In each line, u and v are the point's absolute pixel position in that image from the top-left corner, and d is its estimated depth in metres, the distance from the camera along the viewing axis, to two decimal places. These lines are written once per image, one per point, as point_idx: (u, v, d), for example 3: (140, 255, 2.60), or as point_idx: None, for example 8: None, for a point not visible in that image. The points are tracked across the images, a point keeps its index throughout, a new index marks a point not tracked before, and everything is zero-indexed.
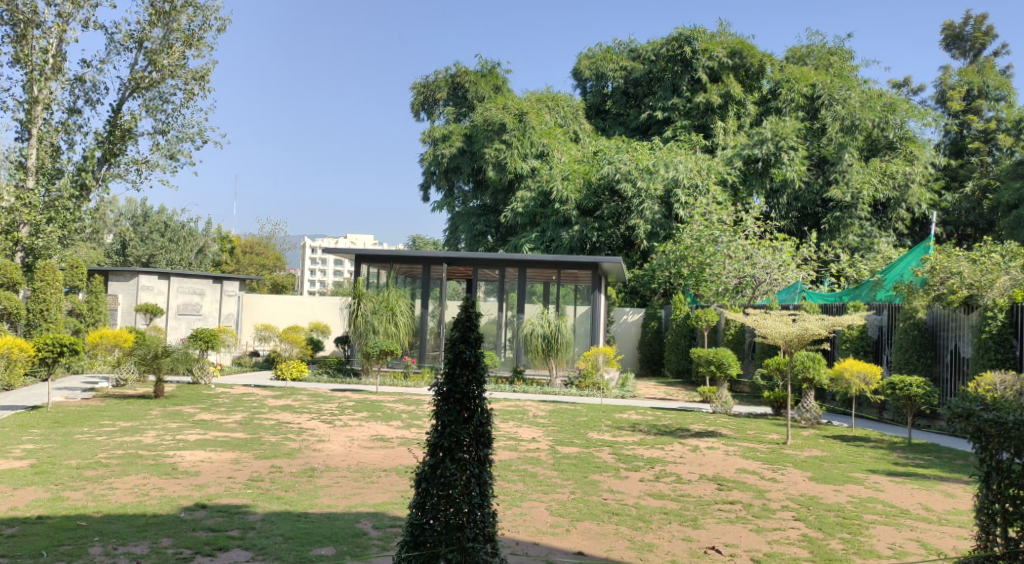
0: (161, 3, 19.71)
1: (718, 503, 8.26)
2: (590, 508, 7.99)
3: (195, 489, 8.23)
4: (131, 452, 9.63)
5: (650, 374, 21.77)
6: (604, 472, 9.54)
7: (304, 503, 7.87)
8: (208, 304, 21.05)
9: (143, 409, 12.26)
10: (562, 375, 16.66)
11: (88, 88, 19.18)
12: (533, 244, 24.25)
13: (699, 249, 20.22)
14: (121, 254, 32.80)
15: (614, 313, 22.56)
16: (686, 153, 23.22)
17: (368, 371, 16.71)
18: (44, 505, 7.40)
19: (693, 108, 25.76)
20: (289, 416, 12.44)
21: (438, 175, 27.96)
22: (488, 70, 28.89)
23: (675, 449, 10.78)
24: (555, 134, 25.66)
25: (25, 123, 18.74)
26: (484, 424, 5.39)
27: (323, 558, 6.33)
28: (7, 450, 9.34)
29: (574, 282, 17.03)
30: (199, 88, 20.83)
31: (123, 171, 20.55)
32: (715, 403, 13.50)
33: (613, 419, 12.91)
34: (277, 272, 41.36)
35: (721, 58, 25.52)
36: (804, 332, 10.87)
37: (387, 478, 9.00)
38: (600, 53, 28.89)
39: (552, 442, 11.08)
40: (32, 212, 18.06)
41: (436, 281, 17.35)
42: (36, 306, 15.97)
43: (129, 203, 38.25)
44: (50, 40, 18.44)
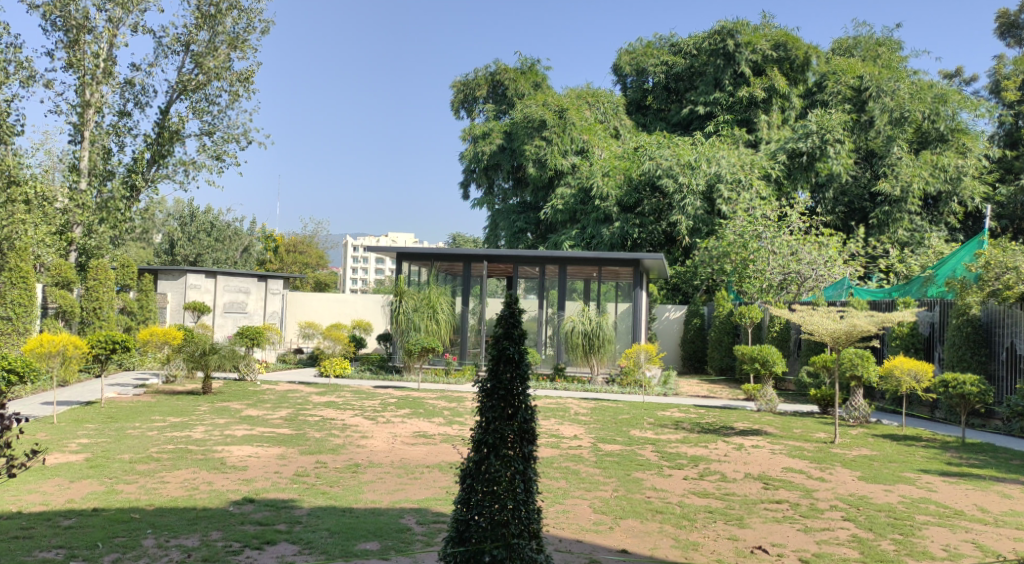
0: (207, 6, 20.08)
1: (764, 503, 8.14)
2: (633, 506, 7.94)
3: (243, 483, 8.38)
4: (181, 447, 9.84)
5: (693, 372, 21.57)
6: (647, 469, 9.47)
7: (349, 498, 7.97)
8: (253, 303, 21.45)
9: (192, 405, 12.53)
10: (604, 373, 16.58)
11: (137, 91, 19.62)
12: (573, 241, 24.21)
13: (742, 245, 19.92)
14: (169, 253, 33.57)
15: (656, 311, 22.41)
16: (728, 148, 22.93)
17: (410, 368, 16.83)
18: (99, 498, 7.60)
19: (736, 103, 25.38)
20: (333, 412, 12.58)
21: (478, 172, 28.08)
22: (528, 67, 28.93)
23: (719, 447, 10.66)
24: (595, 130, 25.55)
25: (78, 126, 19.23)
26: (529, 420, 5.38)
27: (369, 553, 6.40)
28: (63, 444, 9.62)
29: (615, 278, 16.93)
30: (244, 90, 21.18)
31: (172, 172, 20.97)
32: (759, 401, 13.30)
33: (656, 416, 12.81)
34: (319, 271, 42.04)
35: (764, 51, 25.14)
36: (852, 328, 10.64)
37: (430, 474, 9.06)
38: (641, 48, 28.71)
39: (593, 440, 11.04)
40: (85, 213, 18.81)
41: (477, 278, 17.38)
42: (89, 304, 16.45)
43: (177, 203, 39.09)
44: (101, 45, 18.91)
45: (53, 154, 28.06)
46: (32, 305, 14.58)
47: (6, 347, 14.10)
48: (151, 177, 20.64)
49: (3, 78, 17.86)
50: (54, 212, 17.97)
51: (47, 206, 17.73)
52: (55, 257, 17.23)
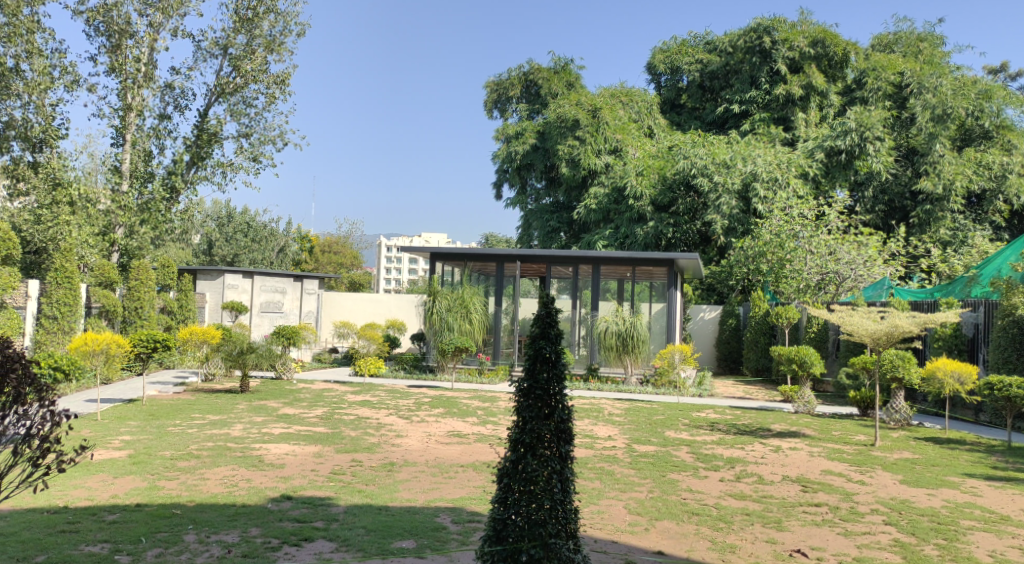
0: (244, 10, 20.42)
1: (802, 505, 8.04)
2: (669, 507, 7.88)
3: (281, 481, 8.49)
4: (220, 445, 10.00)
5: (728, 373, 21.38)
6: (682, 471, 9.40)
7: (385, 496, 8.03)
8: (290, 302, 21.89)
9: (231, 403, 12.73)
10: (638, 373, 16.45)
11: (177, 94, 19.98)
12: (607, 240, 24.14)
13: (779, 244, 19.69)
14: (207, 253, 34.14)
15: (691, 311, 22.25)
16: (765, 146, 22.69)
17: (443, 367, 16.92)
18: (142, 494, 7.75)
19: (772, 101, 25.06)
20: (368, 412, 12.69)
21: (511, 172, 28.13)
22: (561, 67, 28.89)
23: (756, 449, 10.55)
24: (629, 129, 25.42)
25: (120, 129, 19.65)
26: (566, 420, 5.37)
27: (405, 551, 6.44)
28: (107, 440, 9.82)
29: (648, 278, 16.83)
30: (280, 92, 21.44)
31: (210, 173, 21.28)
32: (797, 403, 13.13)
33: (691, 417, 12.72)
34: (354, 271, 42.48)
35: (802, 48, 24.69)
36: (893, 329, 10.45)
37: (464, 473, 9.11)
38: (675, 46, 28.53)
39: (628, 440, 10.99)
40: (127, 215, 19.27)
41: (510, 278, 17.37)
42: (131, 304, 16.79)
43: (215, 204, 39.68)
44: (142, 49, 19.30)
45: (96, 156, 28.69)
46: (77, 304, 14.89)
47: (52, 345, 14.44)
48: (190, 178, 20.95)
49: (49, 82, 18.32)
50: (97, 213, 18.50)
51: (89, 208, 18.20)
52: (99, 257, 17.62)
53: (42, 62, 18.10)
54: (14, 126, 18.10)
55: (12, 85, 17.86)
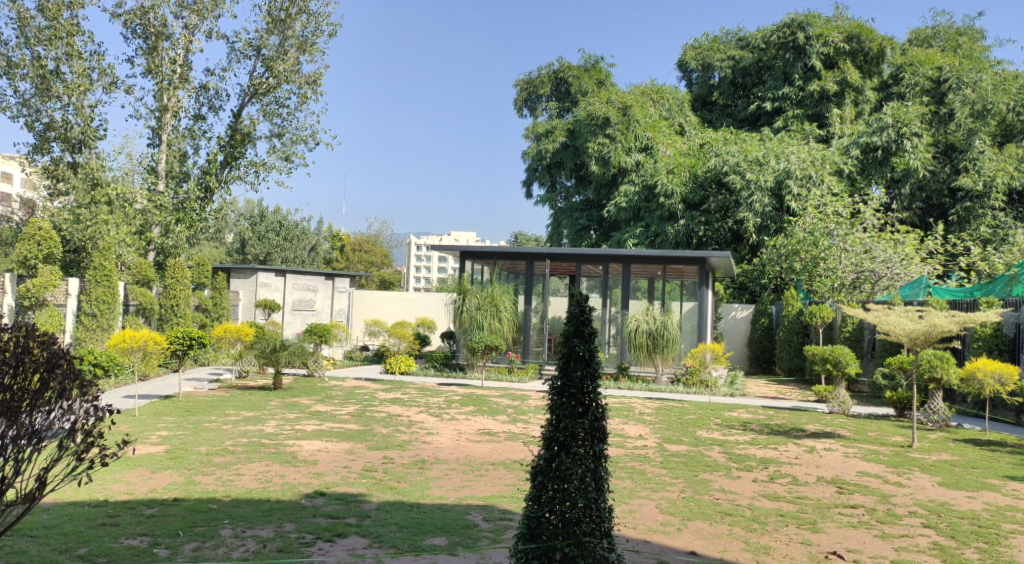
0: (277, 11, 20.64)
1: (837, 507, 7.94)
2: (702, 507, 7.83)
3: (314, 477, 8.58)
4: (254, 441, 10.12)
5: (760, 372, 21.17)
6: (715, 471, 9.33)
7: (416, 494, 8.07)
8: (321, 300, 22.16)
9: (264, 400, 12.88)
10: (669, 373, 16.35)
11: (211, 95, 20.23)
12: (637, 239, 24.03)
13: (812, 242, 19.53)
14: (240, 253, 34.57)
15: (723, 310, 22.09)
16: (799, 143, 22.48)
17: (473, 366, 16.98)
18: (179, 488, 7.88)
19: (806, 97, 24.73)
20: (399, 409, 12.76)
21: (541, 170, 28.11)
22: (592, 64, 28.80)
23: (790, 450, 10.43)
24: (659, 127, 25.25)
25: (157, 129, 19.98)
26: (599, 418, 5.35)
27: (437, 548, 6.47)
28: (145, 436, 10.00)
29: (679, 277, 16.72)
30: (312, 92, 21.64)
31: (243, 173, 21.51)
32: (831, 403, 12.97)
33: (723, 417, 12.61)
34: (385, 270, 42.61)
35: (836, 43, 24.44)
36: (932, 329, 10.27)
37: (495, 471, 9.12)
38: (707, 43, 28.24)
39: (659, 440, 10.94)
40: (163, 214, 19.58)
41: (540, 277, 17.39)
42: (167, 302, 16.98)
43: (247, 203, 40.11)
44: (178, 51, 19.58)
45: (133, 157, 29.21)
46: (115, 302, 15.15)
47: (91, 342, 14.72)
48: (224, 178, 21.17)
49: (88, 84, 18.67)
50: (134, 213, 19.02)
51: (126, 207, 18.81)
52: (136, 256, 18.40)
53: (82, 64, 18.45)
54: (54, 127, 18.43)
55: (53, 87, 18.23)
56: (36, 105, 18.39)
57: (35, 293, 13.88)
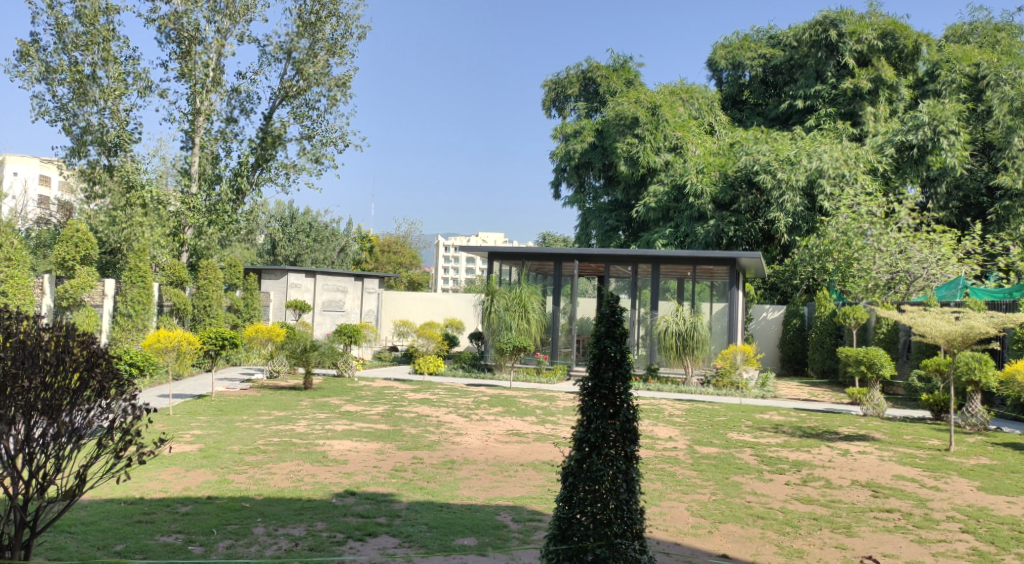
0: (307, 14, 20.82)
1: (873, 511, 7.81)
2: (733, 510, 7.77)
3: (344, 476, 8.63)
4: (286, 440, 10.22)
5: (792, 374, 20.92)
6: (746, 474, 9.23)
7: (445, 494, 8.09)
8: (350, 301, 22.33)
9: (295, 400, 13.00)
10: (698, 374, 16.21)
11: (243, 98, 20.49)
12: (667, 240, 23.90)
13: (846, 242, 19.36)
14: (271, 254, 34.93)
15: (753, 311, 21.87)
16: (831, 142, 22.16)
17: (501, 367, 16.99)
18: (213, 486, 7.98)
19: (839, 95, 24.40)
20: (428, 410, 12.80)
21: (569, 171, 28.00)
22: (620, 64, 28.64)
23: (823, 452, 10.29)
24: (689, 127, 25.07)
25: (190, 132, 20.28)
26: (631, 419, 5.32)
27: (467, 548, 6.48)
28: (179, 434, 10.15)
29: (709, 278, 16.59)
30: (342, 94, 21.81)
31: (274, 175, 21.71)
32: (866, 406, 12.76)
33: (754, 419, 12.48)
34: (413, 271, 42.85)
35: (870, 41, 23.99)
36: (969, 330, 10.06)
37: (524, 472, 9.11)
38: (737, 42, 27.97)
39: (689, 441, 10.86)
40: (196, 216, 19.84)
41: (568, 277, 17.35)
42: (200, 303, 17.25)
43: (278, 205, 40.54)
44: (210, 55, 19.86)
45: (167, 160, 29.67)
46: (150, 302, 15.39)
47: (127, 342, 14.97)
48: (256, 180, 21.40)
49: (124, 88, 18.99)
50: (168, 214, 19.33)
51: (160, 209, 19.12)
52: (170, 258, 18.72)
53: (118, 69, 18.78)
54: (91, 131, 18.80)
55: (89, 91, 18.59)
56: (74, 109, 18.72)
57: (72, 294, 14.14)
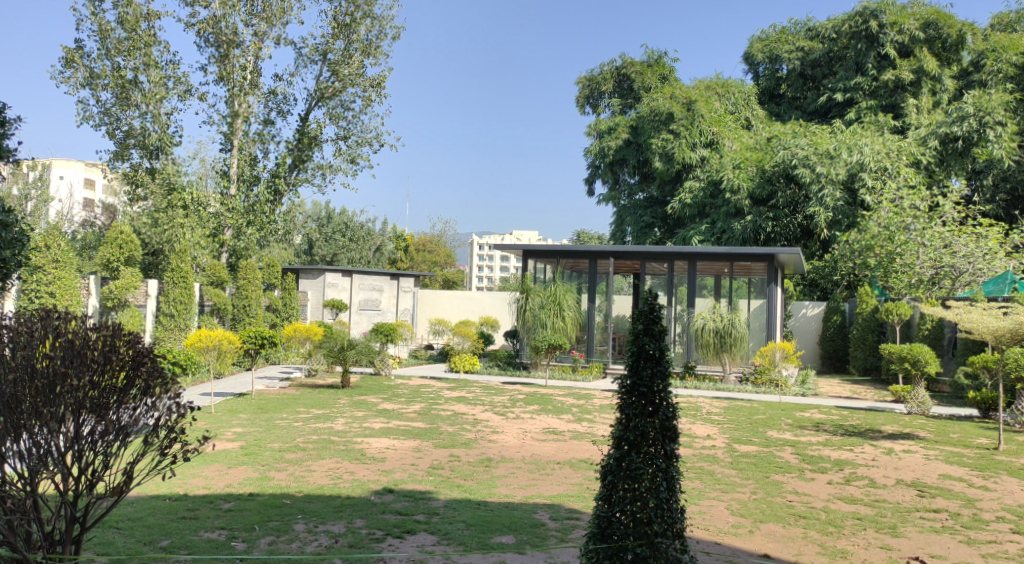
0: (342, 16, 20.99)
1: (919, 511, 7.65)
2: (774, 509, 7.65)
3: (382, 474, 8.68)
4: (325, 438, 10.32)
5: (833, 371, 20.57)
6: (787, 472, 9.09)
7: (483, 492, 8.11)
8: (386, 300, 22.45)
9: (333, 398, 13.13)
10: (737, 372, 16.03)
11: (280, 100, 20.74)
12: (703, 236, 23.69)
13: (888, 237, 19.01)
14: (308, 253, 35.31)
15: (792, 307, 21.56)
16: (872, 135, 21.77)
17: (537, 364, 16.99)
18: (254, 484, 8.09)
19: (880, 87, 23.94)
20: (464, 408, 12.85)
21: (603, 168, 27.81)
22: (655, 60, 28.44)
23: (866, 451, 10.10)
24: (725, 122, 24.78)
25: (228, 134, 20.62)
26: (671, 418, 5.25)
27: (505, 546, 6.48)
28: (221, 432, 10.31)
29: (747, 275, 16.43)
30: (376, 95, 21.98)
31: (311, 176, 21.93)
32: (910, 403, 12.50)
33: (794, 417, 12.30)
34: (448, 269, 43.03)
35: (912, 31, 23.55)
36: (1018, 326, 9.77)
37: (561, 470, 9.08)
38: (774, 35, 27.60)
39: (728, 440, 10.73)
40: (235, 216, 20.16)
41: (603, 275, 17.27)
42: (240, 302, 17.53)
43: (315, 206, 40.96)
44: (248, 58, 20.16)
45: (206, 161, 30.19)
46: (191, 302, 15.69)
47: (170, 341, 15.28)
48: (293, 181, 21.64)
49: (164, 92, 19.33)
50: (208, 216, 19.65)
51: (200, 210, 19.46)
52: (210, 258, 19.06)
53: (158, 74, 19.12)
54: (133, 135, 19.21)
55: (131, 96, 18.96)
56: (117, 114, 19.14)
57: (117, 294, 14.43)
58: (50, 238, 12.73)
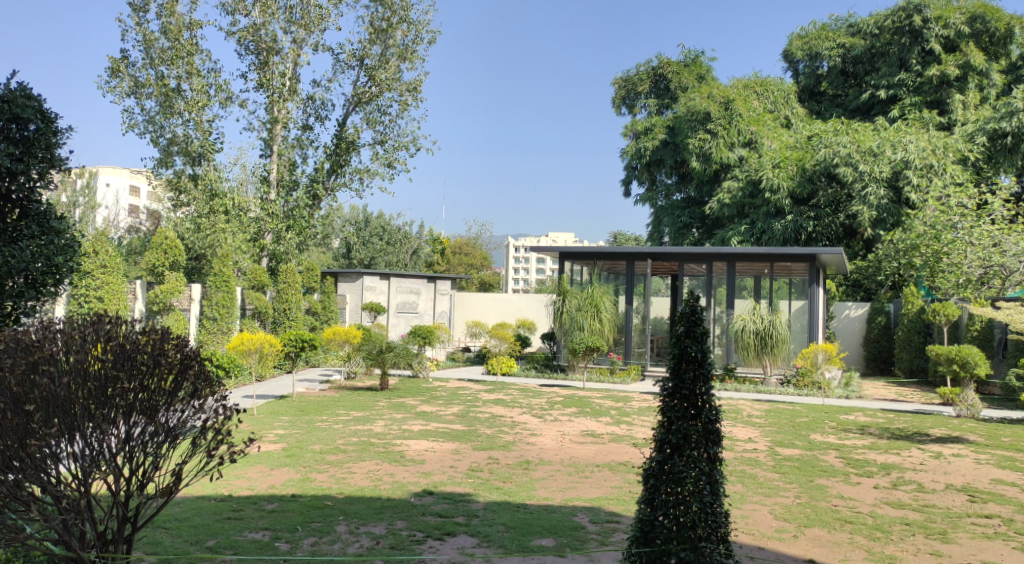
0: (379, 21, 21.16)
1: (969, 516, 7.45)
2: (819, 514, 7.52)
3: (422, 476, 8.73)
4: (365, 440, 10.39)
5: (878, 374, 20.19)
6: (832, 476, 8.94)
7: (522, 494, 8.11)
8: (424, 303, 22.61)
9: (372, 400, 13.24)
10: (778, 374, 15.80)
11: (318, 105, 20.99)
12: (742, 236, 23.42)
13: (934, 236, 18.50)
14: (346, 257, 35.68)
15: (835, 308, 21.21)
16: (917, 131, 21.37)
17: (574, 367, 16.93)
18: (296, 485, 8.18)
19: (925, 83, 23.44)
20: (502, 410, 12.86)
21: (640, 168, 27.62)
22: (691, 60, 28.25)
23: (914, 455, 9.87)
24: (764, 120, 24.42)
25: (268, 140, 20.95)
26: (714, 421, 5.19)
27: (546, 549, 6.46)
28: (263, 434, 10.46)
29: (788, 275, 16.17)
30: (413, 99, 22.12)
31: (348, 180, 22.14)
32: (959, 407, 12.17)
33: (838, 420, 12.09)
34: (484, 272, 43.18)
35: (958, 26, 23.14)
36: None
37: (601, 473, 9.03)
38: (814, 31, 26.98)
39: (770, 443, 10.58)
40: (275, 221, 20.48)
41: (640, 277, 17.15)
42: (280, 305, 17.76)
43: (352, 209, 41.30)
44: (287, 65, 20.43)
45: (246, 167, 30.66)
46: (233, 306, 15.96)
47: (213, 344, 15.56)
48: (331, 186, 21.85)
49: (206, 100, 19.70)
50: (248, 221, 19.97)
51: (242, 216, 19.80)
52: (251, 263, 19.40)
53: (200, 81, 19.47)
54: (176, 142, 19.57)
55: (175, 104, 19.34)
56: (160, 122, 19.52)
57: (162, 298, 14.71)
58: (98, 244, 13.04)
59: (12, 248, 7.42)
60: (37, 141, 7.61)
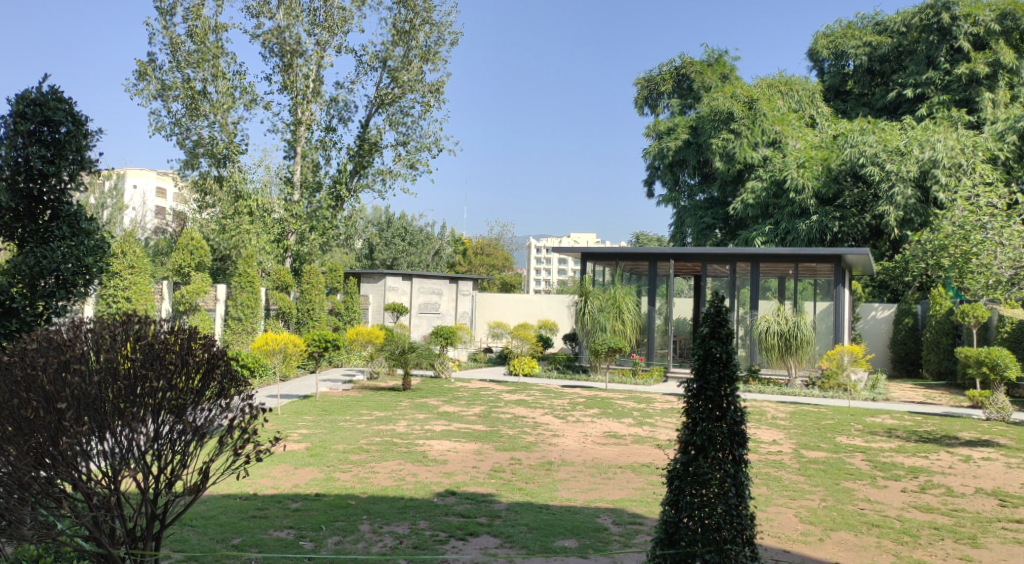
0: (402, 23, 21.27)
1: (1000, 521, 7.33)
2: (845, 517, 7.45)
3: (445, 476, 8.75)
4: (388, 440, 10.43)
5: (904, 376, 19.96)
6: (858, 479, 8.84)
7: (545, 495, 8.10)
8: (445, 303, 22.68)
9: (395, 400, 13.29)
10: (802, 376, 15.65)
11: (341, 107, 21.12)
12: (766, 237, 23.25)
13: (963, 235, 18.10)
14: (369, 258, 35.85)
15: (860, 310, 21.00)
16: (945, 131, 21.09)
17: (596, 368, 16.88)
18: (319, 484, 8.23)
19: (953, 81, 23.14)
20: (525, 411, 12.85)
21: (663, 168, 27.48)
22: (715, 59, 28.06)
23: (942, 458, 9.72)
24: (788, 120, 24.20)
25: (292, 142, 21.11)
26: (739, 422, 5.14)
27: (568, 550, 6.44)
28: (288, 433, 10.54)
29: (812, 276, 16.05)
30: (435, 100, 22.18)
31: (371, 181, 22.26)
32: (989, 409, 11.93)
33: (865, 423, 11.94)
34: (506, 272, 43.16)
35: (987, 23, 22.77)
36: None
37: (624, 475, 8.99)
38: (840, 30, 26.77)
39: (795, 445, 10.47)
40: (298, 222, 20.62)
41: (663, 277, 17.06)
42: (304, 306, 17.89)
43: (375, 210, 41.48)
44: (311, 66, 20.57)
45: (270, 168, 30.93)
46: (257, 306, 16.10)
47: (237, 343, 15.69)
48: (354, 187, 21.97)
49: (231, 102, 19.90)
50: (272, 222, 20.13)
51: (265, 217, 19.97)
52: (274, 263, 19.62)
53: (225, 84, 19.68)
54: (202, 144, 19.77)
55: (200, 106, 19.53)
56: (186, 124, 19.73)
57: (188, 298, 14.85)
58: (126, 244, 13.21)
59: (43, 249, 7.53)
60: (68, 143, 7.69)
